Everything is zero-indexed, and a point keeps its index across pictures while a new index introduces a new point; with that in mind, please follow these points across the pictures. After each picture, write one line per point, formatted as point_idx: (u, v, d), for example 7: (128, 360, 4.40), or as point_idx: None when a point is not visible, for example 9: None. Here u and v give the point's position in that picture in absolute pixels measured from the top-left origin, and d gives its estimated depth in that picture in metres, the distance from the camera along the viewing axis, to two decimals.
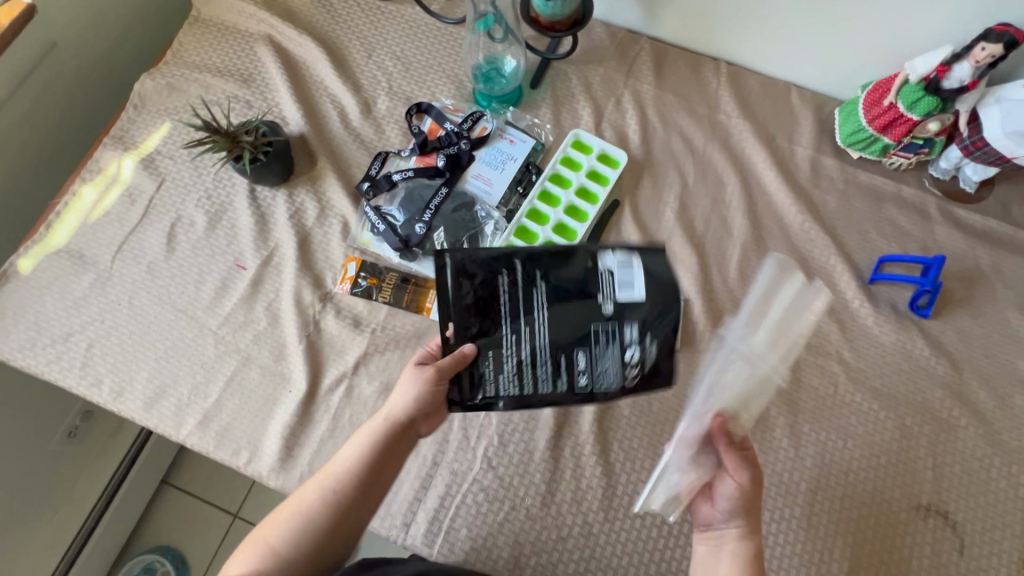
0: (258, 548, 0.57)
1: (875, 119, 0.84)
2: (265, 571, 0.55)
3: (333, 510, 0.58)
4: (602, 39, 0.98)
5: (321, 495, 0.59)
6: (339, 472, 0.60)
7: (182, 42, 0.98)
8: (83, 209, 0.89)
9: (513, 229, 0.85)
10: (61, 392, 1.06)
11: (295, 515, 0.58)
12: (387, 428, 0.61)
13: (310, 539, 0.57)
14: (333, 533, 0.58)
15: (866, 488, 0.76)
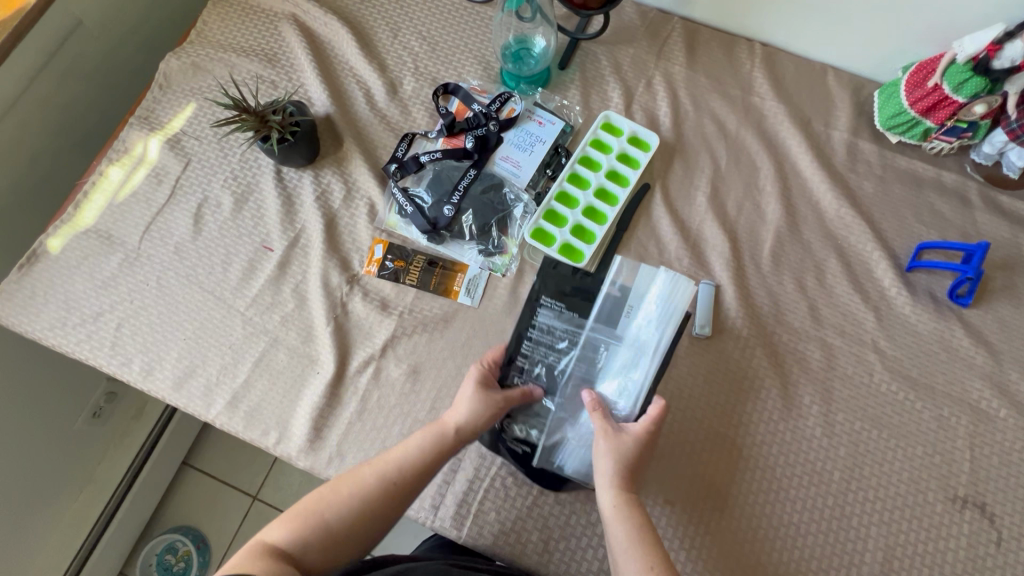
0: (302, 519, 0.57)
1: (918, 102, 0.82)
2: (307, 535, 0.56)
3: (383, 495, 0.59)
4: (633, 19, 0.96)
5: (377, 474, 0.61)
6: (398, 461, 0.62)
7: (207, 22, 0.97)
8: (110, 189, 0.88)
9: (543, 212, 0.84)
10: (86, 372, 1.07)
11: (350, 492, 0.59)
12: (449, 431, 0.65)
13: (349, 518, 0.57)
14: (379, 517, 0.59)
15: (901, 479, 0.75)
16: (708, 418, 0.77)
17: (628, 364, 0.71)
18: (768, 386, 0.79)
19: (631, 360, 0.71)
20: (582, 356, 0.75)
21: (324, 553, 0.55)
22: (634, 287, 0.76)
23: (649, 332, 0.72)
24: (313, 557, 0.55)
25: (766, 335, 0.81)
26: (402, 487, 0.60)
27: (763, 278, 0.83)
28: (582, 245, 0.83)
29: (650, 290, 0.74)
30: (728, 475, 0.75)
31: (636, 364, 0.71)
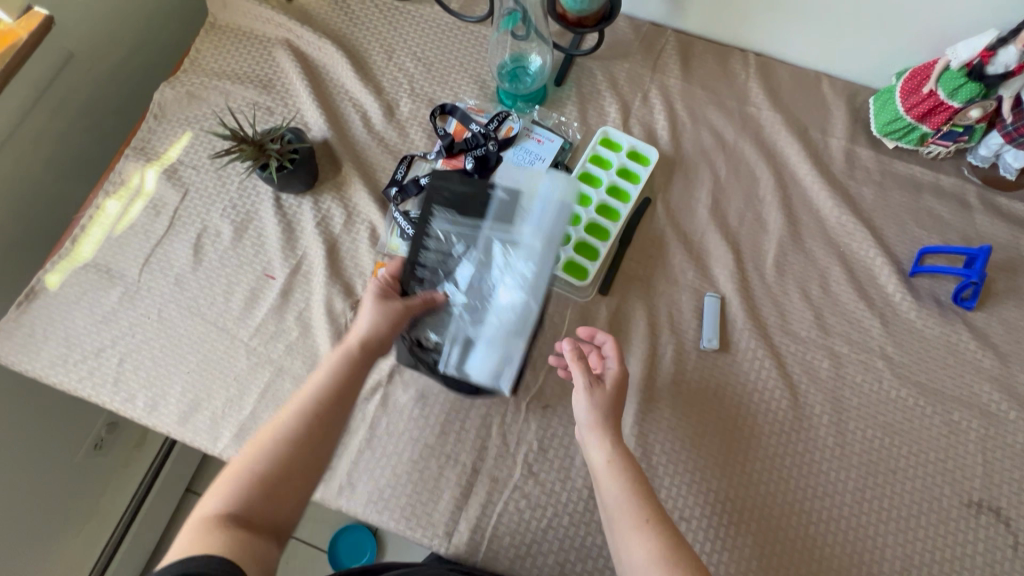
0: (234, 487, 0.54)
1: (914, 108, 0.82)
2: (241, 486, 0.54)
3: (304, 425, 0.58)
4: (627, 33, 0.96)
5: (297, 411, 0.59)
6: (310, 393, 0.61)
7: (200, 49, 0.97)
8: (108, 222, 0.88)
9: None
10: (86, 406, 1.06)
11: (270, 440, 0.57)
12: (355, 347, 0.64)
13: (276, 456, 0.56)
14: (311, 442, 0.58)
15: (916, 486, 0.75)
16: (721, 431, 0.77)
17: (521, 265, 0.74)
18: (778, 396, 0.78)
19: (523, 262, 0.74)
20: (477, 263, 0.76)
21: (262, 495, 0.54)
22: (525, 190, 0.78)
23: (536, 228, 0.75)
24: (264, 508, 0.54)
25: (773, 345, 0.81)
26: (321, 411, 0.60)
27: (768, 288, 0.83)
28: (586, 262, 0.83)
29: (540, 198, 0.76)
30: (741, 487, 0.75)
31: (529, 258, 0.74)
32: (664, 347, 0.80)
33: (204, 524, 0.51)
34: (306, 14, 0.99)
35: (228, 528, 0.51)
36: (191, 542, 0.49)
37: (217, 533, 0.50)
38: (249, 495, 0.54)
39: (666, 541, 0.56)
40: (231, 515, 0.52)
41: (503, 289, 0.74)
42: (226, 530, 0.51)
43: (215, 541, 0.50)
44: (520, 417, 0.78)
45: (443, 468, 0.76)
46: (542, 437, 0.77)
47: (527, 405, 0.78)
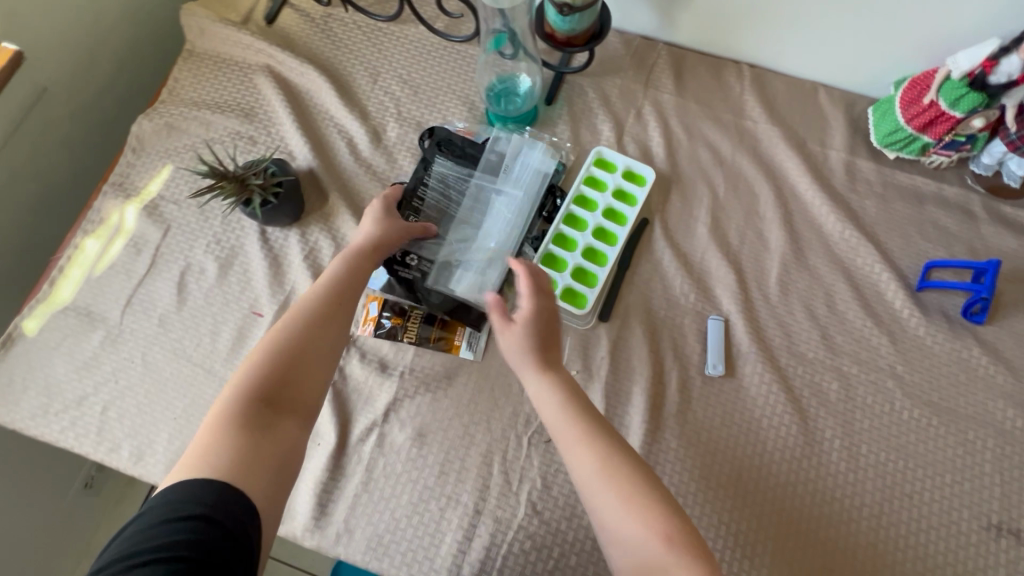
0: (249, 376, 0.56)
1: (914, 118, 0.80)
2: (259, 365, 0.57)
3: (321, 316, 0.62)
4: (617, 48, 0.94)
5: (311, 304, 0.63)
6: (324, 282, 0.65)
7: (178, 78, 0.94)
8: (87, 262, 0.84)
9: (541, 256, 0.82)
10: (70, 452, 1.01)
11: (288, 328, 0.60)
12: (364, 247, 0.70)
13: (297, 342, 0.59)
14: (329, 330, 0.62)
15: (933, 510, 0.72)
16: (730, 459, 0.74)
17: (510, 209, 0.81)
18: (787, 421, 0.76)
19: (511, 206, 0.81)
20: (469, 200, 0.82)
21: (281, 376, 0.57)
22: (511, 142, 0.84)
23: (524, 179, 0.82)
24: (286, 389, 0.57)
25: (780, 367, 0.78)
26: (336, 299, 0.64)
27: (772, 308, 0.81)
28: (585, 288, 0.80)
29: (530, 153, 0.83)
30: (753, 518, 0.72)
31: (517, 206, 0.81)
32: (668, 375, 0.78)
33: (224, 413, 0.53)
34: (287, 38, 0.96)
35: (251, 415, 0.53)
36: (213, 439, 0.50)
37: (237, 424, 0.52)
38: (272, 376, 0.56)
39: (608, 453, 0.55)
40: (252, 396, 0.54)
41: (488, 225, 0.81)
42: (252, 413, 0.53)
43: (237, 431, 0.52)
44: (522, 453, 0.75)
45: (443, 510, 0.73)
46: (545, 474, 0.74)
47: (529, 440, 0.76)
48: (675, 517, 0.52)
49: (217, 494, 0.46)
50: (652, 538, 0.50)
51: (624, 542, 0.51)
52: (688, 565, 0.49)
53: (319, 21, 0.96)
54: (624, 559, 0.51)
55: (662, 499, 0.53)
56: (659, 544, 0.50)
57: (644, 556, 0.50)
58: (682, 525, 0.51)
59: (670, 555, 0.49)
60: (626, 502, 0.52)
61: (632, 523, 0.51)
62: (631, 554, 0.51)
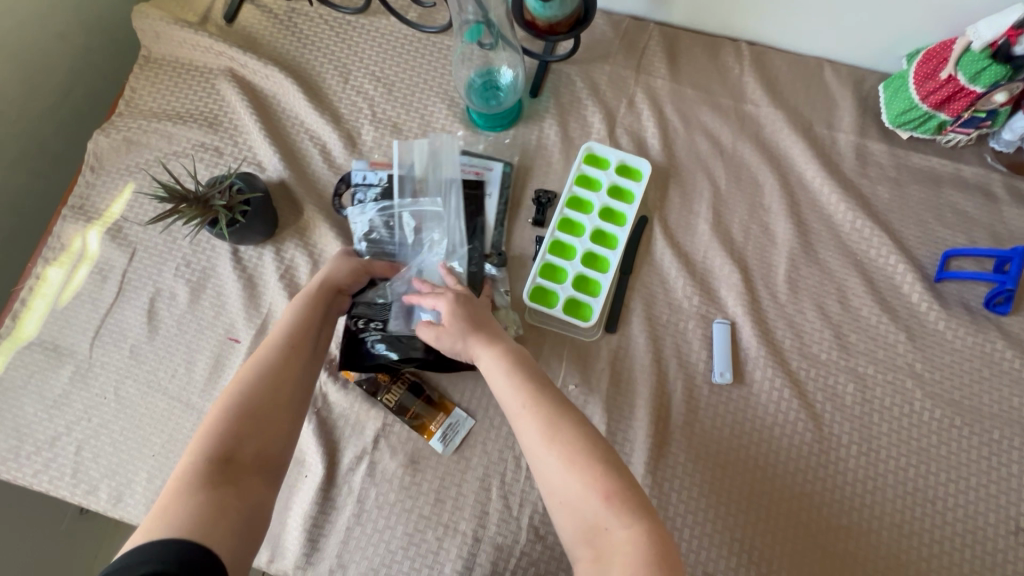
0: (207, 434, 0.51)
1: (929, 95, 0.74)
2: (220, 417, 0.52)
3: (279, 364, 0.58)
4: (605, 31, 0.87)
5: (269, 354, 0.59)
6: (274, 338, 0.61)
7: (135, 87, 0.87)
8: (50, 293, 0.79)
9: (539, 268, 0.77)
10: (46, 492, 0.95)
11: (244, 382, 0.55)
12: (316, 293, 0.67)
13: (259, 391, 0.55)
14: (288, 384, 0.58)
15: (959, 515, 0.68)
16: (741, 471, 0.70)
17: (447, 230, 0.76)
18: (801, 428, 0.72)
19: (450, 226, 0.76)
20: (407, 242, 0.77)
21: (246, 424, 0.52)
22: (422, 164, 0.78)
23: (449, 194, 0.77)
24: (250, 442, 0.52)
25: (791, 371, 0.74)
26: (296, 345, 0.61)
27: (781, 307, 0.76)
28: (588, 298, 0.76)
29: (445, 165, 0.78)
30: (768, 533, 0.68)
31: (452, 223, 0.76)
32: (672, 385, 0.73)
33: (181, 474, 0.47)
34: (250, 37, 0.89)
35: (215, 471, 0.48)
36: (176, 500, 0.45)
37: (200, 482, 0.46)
38: (230, 433, 0.51)
39: (552, 414, 0.52)
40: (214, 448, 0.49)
41: (437, 253, 0.75)
42: (214, 464, 0.48)
43: (201, 488, 0.46)
44: (521, 476, 0.71)
45: (441, 540, 0.69)
46: None
47: (528, 461, 0.71)
48: (619, 472, 0.49)
49: (179, 560, 0.40)
50: (591, 493, 0.47)
51: (566, 502, 0.48)
52: (628, 518, 0.46)
53: (282, 17, 0.89)
54: (568, 520, 0.48)
55: (606, 458, 0.49)
56: (602, 506, 0.47)
57: (586, 513, 0.47)
58: (626, 483, 0.48)
59: (612, 514, 0.46)
60: (568, 459, 0.49)
61: (574, 487, 0.48)
62: (573, 513, 0.48)
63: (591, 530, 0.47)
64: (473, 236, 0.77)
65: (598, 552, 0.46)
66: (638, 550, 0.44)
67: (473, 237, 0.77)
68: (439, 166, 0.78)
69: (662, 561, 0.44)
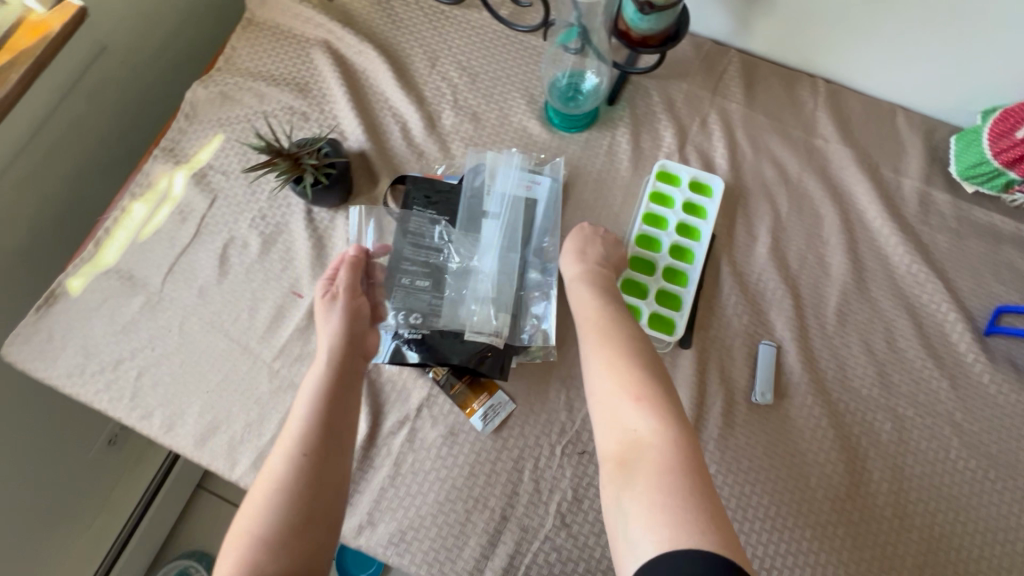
0: (243, 540, 0.53)
1: (1001, 153, 0.76)
2: (256, 539, 0.53)
3: (303, 472, 0.58)
4: (687, 51, 0.90)
5: (286, 466, 0.58)
6: (291, 439, 0.60)
7: (235, 46, 0.92)
8: (133, 226, 0.84)
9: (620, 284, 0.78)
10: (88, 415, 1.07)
11: (269, 500, 0.56)
12: (331, 367, 0.66)
13: (286, 505, 0.55)
14: (316, 486, 0.58)
15: (981, 568, 0.68)
16: (768, 491, 0.71)
17: (502, 239, 0.78)
18: (832, 461, 0.72)
19: (506, 236, 0.78)
20: (460, 245, 0.79)
21: (281, 540, 0.53)
22: (486, 172, 0.81)
23: (506, 205, 0.80)
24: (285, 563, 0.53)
25: (831, 402, 0.75)
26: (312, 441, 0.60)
27: (827, 339, 0.77)
28: (672, 313, 0.76)
29: (506, 177, 0.81)
30: (790, 555, 0.69)
31: (508, 233, 0.79)
32: (712, 399, 0.74)
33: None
34: (348, 14, 0.94)
35: None
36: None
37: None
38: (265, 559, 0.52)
39: (607, 333, 0.64)
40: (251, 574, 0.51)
41: (492, 260, 0.78)
42: None
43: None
44: (554, 463, 0.73)
45: (470, 513, 0.71)
46: (577, 487, 0.72)
47: (562, 450, 0.73)
48: (656, 385, 0.58)
49: None
50: (625, 396, 0.57)
51: (604, 397, 0.58)
52: (656, 420, 0.54)
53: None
54: (604, 421, 0.57)
55: (654, 378, 0.59)
56: (635, 406, 0.56)
57: (622, 413, 0.56)
58: (661, 394, 0.57)
59: (639, 413, 0.55)
60: (611, 365, 0.60)
61: (612, 389, 0.58)
62: (609, 411, 0.57)
63: (626, 420, 0.55)
64: (523, 245, 0.79)
65: (632, 438, 0.54)
66: (662, 439, 0.53)
67: (524, 246, 0.80)
68: (502, 177, 0.81)
69: (684, 456, 0.52)
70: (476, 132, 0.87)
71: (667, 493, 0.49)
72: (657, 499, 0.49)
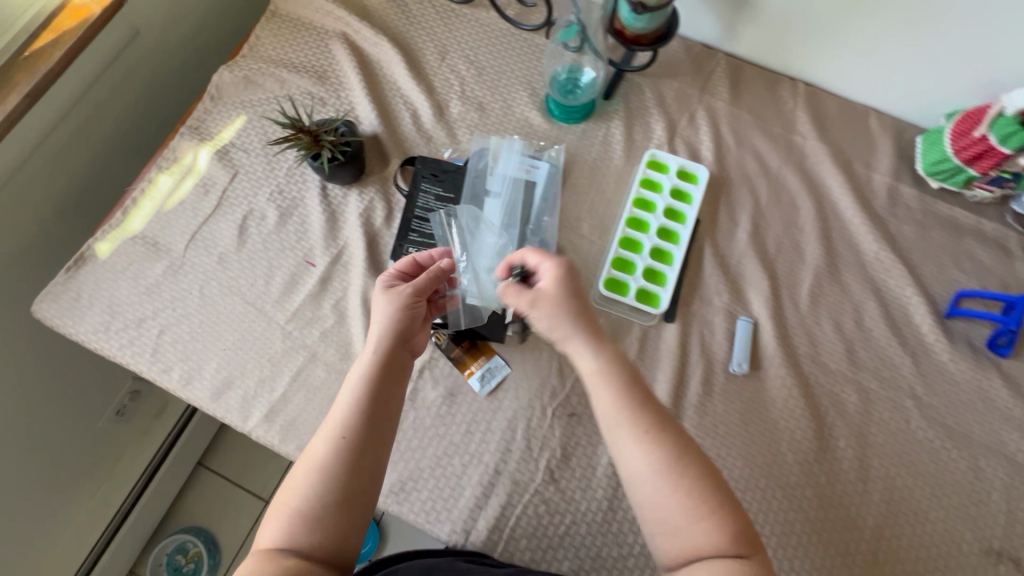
0: (286, 512, 0.57)
1: (962, 150, 0.83)
2: (299, 518, 0.57)
3: (347, 460, 0.60)
4: (678, 53, 0.97)
5: (329, 450, 0.60)
6: (336, 425, 0.62)
7: (259, 36, 0.99)
8: (159, 197, 0.90)
9: (611, 261, 0.84)
10: (105, 379, 1.15)
11: (312, 484, 0.58)
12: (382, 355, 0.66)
13: (328, 490, 0.58)
14: (360, 474, 0.60)
15: (936, 528, 0.74)
16: (742, 454, 0.77)
17: (502, 215, 0.86)
18: (803, 428, 0.78)
19: (505, 213, 0.86)
20: (463, 216, 0.84)
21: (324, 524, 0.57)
22: (490, 154, 0.88)
23: (506, 185, 0.87)
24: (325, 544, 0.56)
25: (803, 375, 0.80)
26: (356, 433, 0.61)
27: (801, 318, 0.83)
28: (657, 288, 0.83)
29: (507, 159, 0.88)
30: (760, 513, 0.75)
31: (507, 210, 0.86)
32: (693, 368, 0.80)
33: (267, 553, 0.55)
34: (365, 9, 1.01)
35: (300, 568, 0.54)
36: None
37: (271, 565, 0.53)
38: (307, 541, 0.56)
39: (638, 408, 0.63)
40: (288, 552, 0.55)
41: (491, 230, 0.83)
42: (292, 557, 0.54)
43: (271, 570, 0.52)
44: (545, 423, 0.79)
45: (466, 466, 0.77)
46: (566, 445, 0.78)
47: (553, 411, 0.79)
48: (693, 457, 0.61)
49: None
50: (643, 439, 0.61)
51: (645, 478, 0.60)
52: (704, 505, 0.58)
53: None
54: (648, 502, 0.60)
55: (688, 447, 0.62)
56: (652, 448, 0.60)
57: (663, 495, 0.59)
58: (701, 464, 0.61)
59: (691, 500, 0.58)
60: (650, 450, 0.61)
61: (632, 435, 0.61)
62: (651, 494, 0.60)
63: (656, 466, 0.60)
64: (521, 222, 0.86)
65: (661, 482, 0.59)
66: (694, 475, 0.60)
67: (522, 223, 0.86)
68: (502, 159, 0.88)
69: (730, 529, 0.58)
70: (481, 120, 0.93)
71: (712, 522, 0.57)
72: (708, 530, 0.57)
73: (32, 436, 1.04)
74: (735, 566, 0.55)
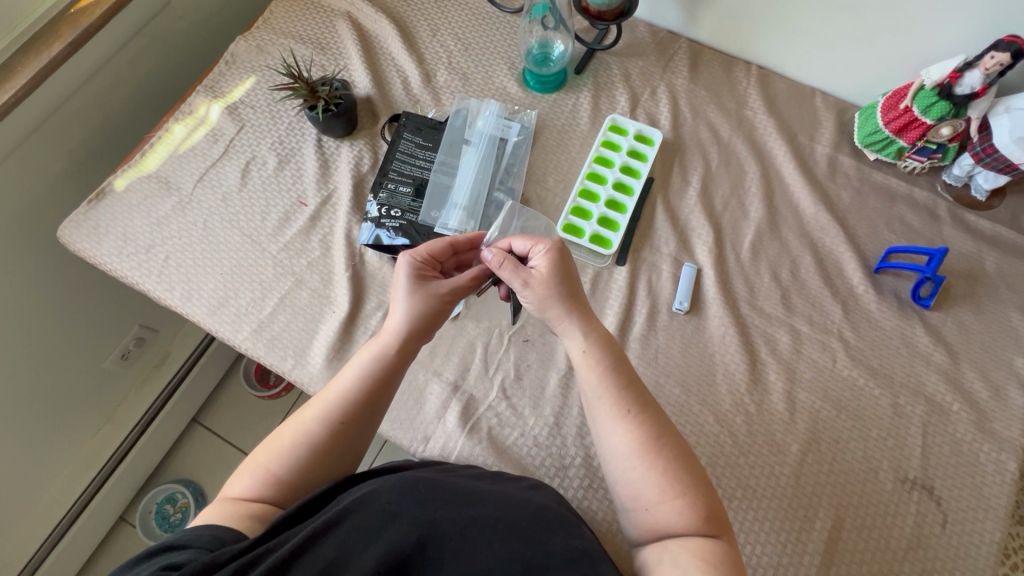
0: (256, 474, 0.61)
1: (892, 121, 0.91)
2: (272, 475, 0.61)
3: (327, 439, 0.63)
4: (644, 36, 1.08)
5: (317, 427, 0.63)
6: (329, 403, 0.65)
7: (273, 11, 1.12)
8: (173, 143, 1.01)
9: (570, 208, 0.94)
10: (115, 322, 1.25)
11: (289, 452, 0.62)
12: (392, 350, 0.68)
13: (304, 459, 0.62)
14: (333, 450, 0.63)
15: (856, 457, 0.80)
16: (680, 382, 0.84)
17: (476, 163, 0.96)
18: (737, 362, 0.85)
19: (478, 162, 0.97)
20: (440, 166, 0.96)
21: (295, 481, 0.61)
22: (471, 113, 1.01)
23: (481, 139, 0.98)
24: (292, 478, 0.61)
25: (740, 316, 0.88)
26: (346, 421, 0.64)
27: (742, 267, 0.91)
28: (610, 233, 0.92)
29: (484, 117, 1.00)
30: (695, 435, 0.81)
31: (481, 159, 0.97)
32: (639, 306, 0.88)
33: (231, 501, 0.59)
34: None
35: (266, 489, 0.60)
36: (217, 518, 0.57)
37: (233, 509, 0.58)
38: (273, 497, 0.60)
39: (621, 391, 0.65)
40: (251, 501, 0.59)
41: (465, 177, 0.95)
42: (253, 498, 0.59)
43: (233, 511, 0.57)
44: (501, 348, 0.87)
45: (428, 381, 0.85)
46: (519, 366, 0.86)
47: (510, 338, 0.88)
48: (673, 441, 0.63)
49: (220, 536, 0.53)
50: (626, 420, 0.64)
51: (630, 462, 0.62)
52: (681, 486, 0.60)
53: None
54: (629, 484, 0.62)
55: (670, 432, 0.64)
56: (633, 428, 0.63)
57: (646, 477, 0.61)
58: (680, 446, 0.63)
59: (668, 482, 0.60)
60: (635, 433, 0.63)
61: (616, 416, 0.64)
62: (635, 476, 0.62)
63: (632, 446, 0.62)
64: (492, 171, 0.97)
65: (637, 462, 0.62)
66: (670, 454, 0.62)
67: (491, 172, 0.97)
68: (479, 117, 1.00)
69: (707, 507, 0.60)
70: (464, 87, 1.05)
71: (685, 500, 0.59)
72: (683, 509, 0.59)
73: (46, 364, 1.13)
74: (702, 544, 0.57)
